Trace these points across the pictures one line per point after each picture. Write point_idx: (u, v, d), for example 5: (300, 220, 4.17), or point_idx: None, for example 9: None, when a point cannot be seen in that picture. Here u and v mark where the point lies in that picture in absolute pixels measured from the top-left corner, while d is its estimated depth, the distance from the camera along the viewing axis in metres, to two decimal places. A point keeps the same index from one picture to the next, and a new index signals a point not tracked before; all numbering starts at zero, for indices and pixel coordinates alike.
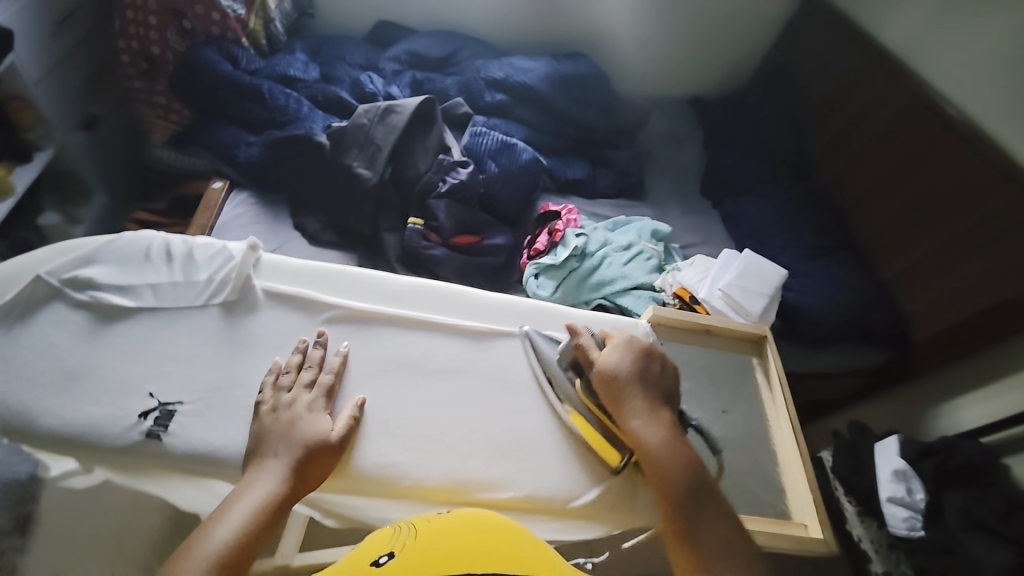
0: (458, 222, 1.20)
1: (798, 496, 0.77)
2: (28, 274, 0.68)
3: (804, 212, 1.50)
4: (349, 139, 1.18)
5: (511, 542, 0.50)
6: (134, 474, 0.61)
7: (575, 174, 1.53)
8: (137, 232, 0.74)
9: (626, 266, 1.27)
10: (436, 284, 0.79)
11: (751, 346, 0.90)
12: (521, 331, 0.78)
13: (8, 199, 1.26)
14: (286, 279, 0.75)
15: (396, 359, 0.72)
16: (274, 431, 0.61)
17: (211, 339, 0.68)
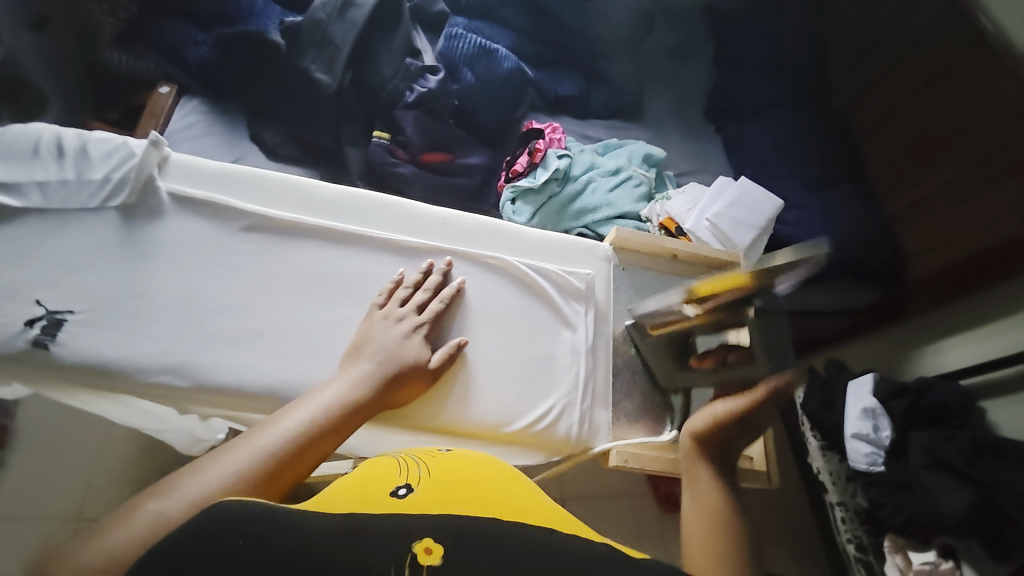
0: (427, 137, 1.09)
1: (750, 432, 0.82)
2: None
3: (813, 138, 1.37)
4: (305, 37, 1.05)
5: (506, 487, 0.52)
6: (51, 384, 0.60)
7: (566, 91, 1.39)
8: (25, 125, 0.66)
9: (612, 192, 1.19)
10: (371, 194, 0.74)
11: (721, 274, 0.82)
12: (456, 250, 0.75)
13: None
14: (194, 182, 0.68)
15: (334, 278, 0.69)
16: (376, 340, 0.64)
17: (105, 245, 0.63)
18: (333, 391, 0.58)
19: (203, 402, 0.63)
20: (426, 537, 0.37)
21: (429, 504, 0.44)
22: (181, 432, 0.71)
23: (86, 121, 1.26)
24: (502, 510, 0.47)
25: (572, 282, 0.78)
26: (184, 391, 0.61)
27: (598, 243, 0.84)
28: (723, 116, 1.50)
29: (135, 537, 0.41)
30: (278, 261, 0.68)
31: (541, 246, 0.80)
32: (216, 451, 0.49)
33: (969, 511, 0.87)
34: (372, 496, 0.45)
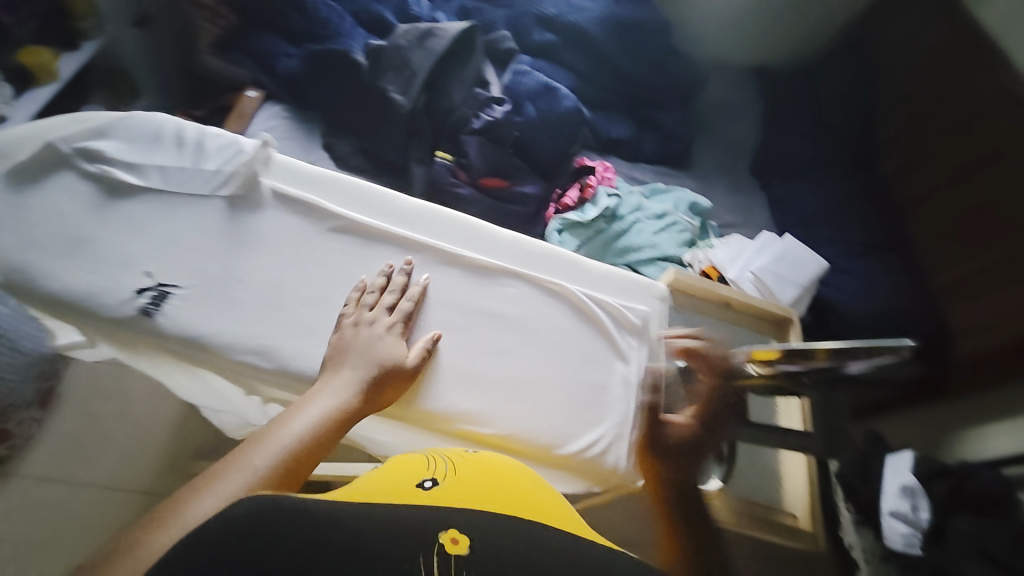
0: (489, 163, 1.15)
1: None
2: (35, 135, 0.68)
3: (859, 204, 1.38)
4: (386, 60, 1.13)
5: (531, 491, 0.59)
6: (141, 349, 0.64)
7: (618, 134, 1.45)
8: (153, 113, 0.73)
9: (656, 235, 1.23)
10: (446, 210, 0.77)
11: (774, 328, 0.82)
12: (523, 272, 0.76)
13: (53, 83, 1.28)
14: (292, 180, 0.73)
15: (410, 287, 0.71)
16: (356, 347, 0.65)
17: (210, 231, 0.68)
18: (319, 403, 0.59)
19: (272, 386, 0.66)
20: (450, 529, 0.47)
21: (451, 498, 0.52)
22: (234, 415, 0.72)
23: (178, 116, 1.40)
24: (524, 509, 0.54)
25: (627, 315, 0.78)
26: (255, 372, 0.65)
27: (653, 282, 0.81)
28: (768, 174, 1.53)
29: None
30: (354, 262, 0.72)
31: (596, 277, 0.80)
32: (194, 480, 0.48)
33: None
34: (400, 489, 0.53)
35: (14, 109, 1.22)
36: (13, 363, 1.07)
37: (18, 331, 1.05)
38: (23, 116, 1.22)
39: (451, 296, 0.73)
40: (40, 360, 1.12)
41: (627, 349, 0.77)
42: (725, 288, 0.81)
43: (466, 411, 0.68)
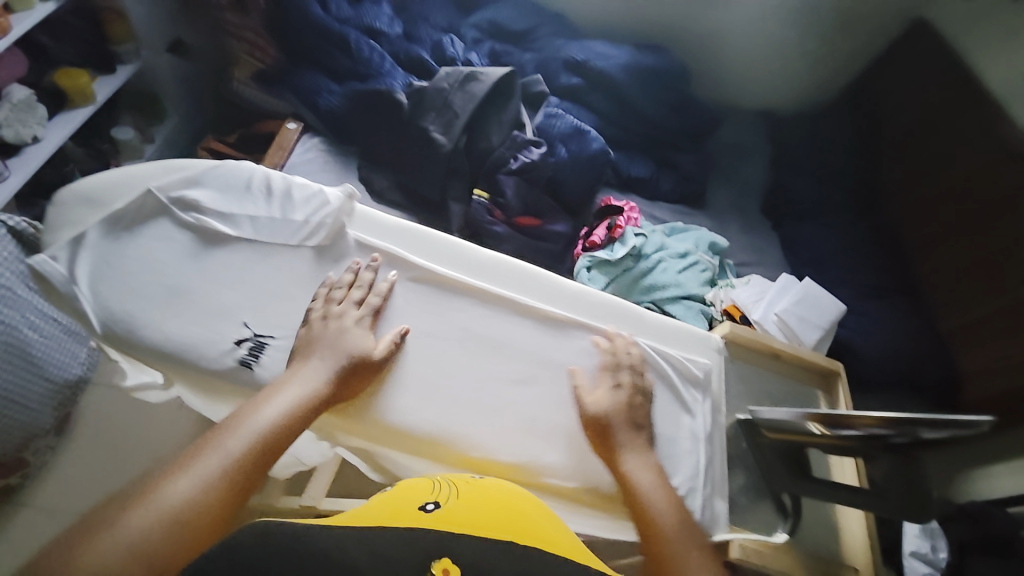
0: (523, 202, 1.19)
1: (851, 534, 0.80)
2: (133, 182, 0.70)
3: (868, 248, 1.44)
4: (428, 101, 1.18)
5: (532, 516, 0.57)
6: (227, 394, 0.66)
7: (638, 173, 1.49)
8: (240, 160, 0.74)
9: (681, 274, 1.25)
10: (516, 261, 0.75)
11: (819, 379, 0.86)
12: (591, 324, 0.74)
13: (88, 105, 1.29)
14: (379, 234, 0.73)
15: (490, 339, 0.71)
16: (323, 341, 0.65)
17: (301, 282, 0.70)
18: (282, 395, 0.61)
19: (349, 434, 0.66)
20: (443, 558, 0.45)
21: (453, 523, 0.50)
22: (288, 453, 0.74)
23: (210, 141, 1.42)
24: (512, 531, 0.51)
25: (692, 369, 0.74)
26: (337, 420, 0.65)
27: (710, 333, 0.78)
28: (779, 215, 1.57)
29: (112, 555, 0.50)
30: (422, 310, 0.71)
31: (659, 331, 0.76)
32: (177, 464, 0.57)
33: None
34: (401, 512, 0.51)
35: (48, 131, 1.23)
36: (34, 390, 0.97)
37: (50, 356, 0.97)
38: (56, 138, 1.23)
39: (516, 346, 0.71)
40: (62, 387, 1.03)
41: (694, 408, 0.73)
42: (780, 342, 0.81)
43: (533, 468, 0.67)
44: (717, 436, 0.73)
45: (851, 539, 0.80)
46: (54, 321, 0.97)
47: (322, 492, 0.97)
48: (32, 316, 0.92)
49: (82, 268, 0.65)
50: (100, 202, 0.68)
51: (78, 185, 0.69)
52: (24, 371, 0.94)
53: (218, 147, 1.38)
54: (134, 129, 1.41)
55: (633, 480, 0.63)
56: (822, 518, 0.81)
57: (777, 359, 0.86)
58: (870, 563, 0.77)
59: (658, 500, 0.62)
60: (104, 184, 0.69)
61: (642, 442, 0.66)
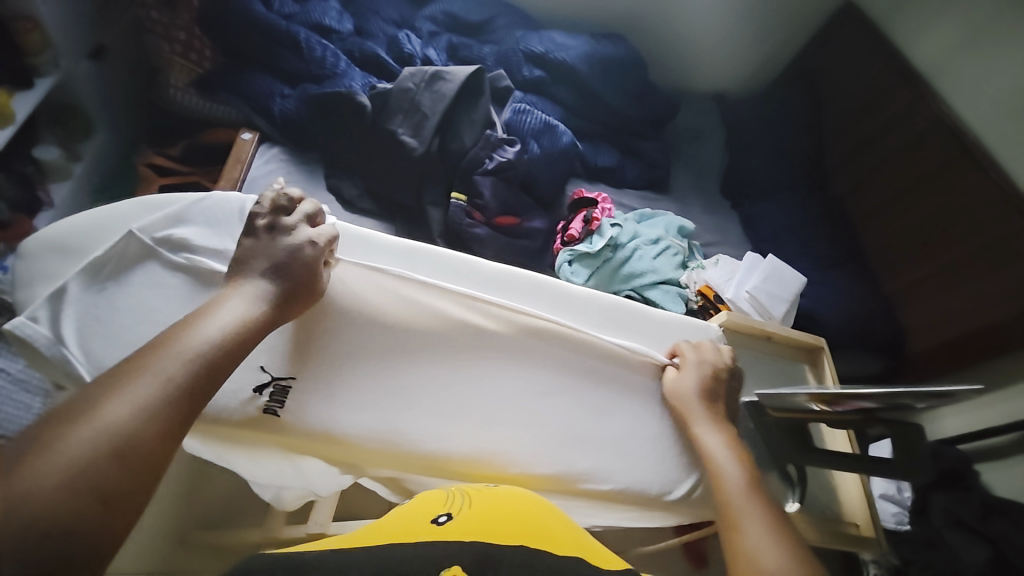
0: (501, 202, 1.18)
1: (850, 497, 0.86)
2: (113, 227, 0.65)
3: (817, 221, 1.55)
4: (394, 103, 1.14)
5: (547, 520, 0.51)
6: (238, 442, 0.60)
7: (605, 162, 1.50)
8: (224, 193, 0.71)
9: (656, 259, 1.27)
10: (525, 273, 0.75)
11: (806, 354, 0.92)
12: (607, 328, 0.75)
13: (8, 126, 1.14)
14: (381, 257, 0.71)
15: (508, 353, 0.70)
16: (267, 256, 0.60)
17: None
18: (226, 313, 0.55)
19: (379, 465, 0.64)
20: (452, 567, 0.39)
21: (463, 533, 0.45)
22: (299, 487, 0.66)
23: (149, 155, 1.30)
24: (523, 536, 0.46)
25: None
26: (362, 452, 0.63)
27: (709, 322, 0.82)
28: (737, 194, 1.62)
29: (54, 475, 0.39)
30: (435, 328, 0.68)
31: (665, 328, 0.78)
32: (106, 375, 0.46)
33: (988, 565, 0.99)
34: (410, 528, 0.47)
35: None
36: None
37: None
38: None
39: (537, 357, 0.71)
40: None
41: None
42: (773, 324, 0.86)
43: (568, 475, 0.67)
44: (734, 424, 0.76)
45: (849, 497, 0.86)
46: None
47: (329, 516, 0.91)
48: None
49: (66, 324, 0.58)
50: (79, 252, 0.62)
51: (45, 236, 0.63)
52: None
53: (159, 162, 1.27)
54: (57, 147, 1.27)
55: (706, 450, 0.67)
56: (822, 482, 0.87)
57: (768, 340, 0.90)
58: (869, 518, 0.84)
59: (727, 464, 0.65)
60: (78, 233, 0.64)
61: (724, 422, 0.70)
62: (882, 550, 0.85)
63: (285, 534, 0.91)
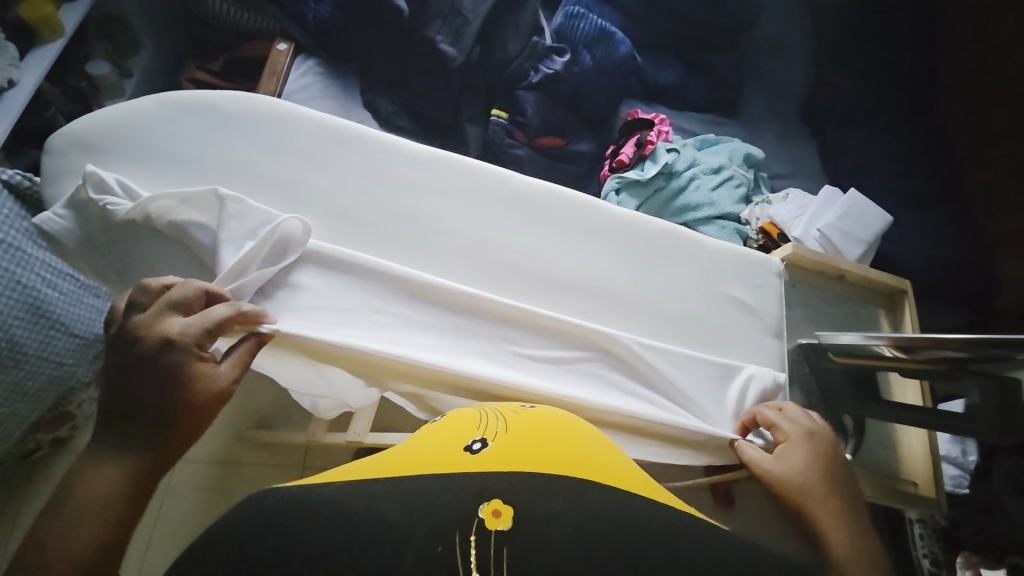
0: (546, 120, 1.08)
1: (912, 456, 0.79)
2: (136, 125, 0.63)
3: (917, 151, 1.31)
4: (433, 6, 1.04)
5: (589, 449, 0.47)
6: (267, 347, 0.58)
7: (666, 79, 1.33)
8: (244, 95, 0.66)
9: (714, 191, 1.15)
10: (562, 190, 0.68)
11: (884, 298, 0.82)
12: (646, 255, 0.68)
13: (59, 40, 1.15)
14: (406, 167, 0.66)
15: (529, 270, 0.65)
16: (131, 374, 0.47)
17: (326, 229, 0.62)
18: (105, 469, 0.45)
19: (402, 380, 0.59)
20: (494, 499, 0.37)
21: (497, 463, 0.41)
22: (331, 399, 0.64)
23: (192, 71, 1.30)
24: (562, 465, 0.43)
25: (753, 299, 0.69)
26: (386, 362, 0.58)
27: (770, 255, 0.72)
28: (820, 119, 1.41)
29: None
30: (416, 275, 0.60)
31: (719, 260, 0.70)
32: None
33: None
34: (443, 455, 0.43)
35: (21, 72, 1.09)
36: (64, 346, 0.94)
37: (73, 313, 0.94)
38: (32, 79, 1.10)
39: (567, 281, 0.65)
40: (95, 342, 1.01)
41: (763, 345, 0.68)
42: (848, 262, 0.75)
43: None
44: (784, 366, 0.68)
45: (911, 456, 0.79)
46: (71, 278, 0.94)
47: (366, 427, 0.95)
48: (45, 274, 0.88)
49: (81, 225, 0.58)
50: (103, 149, 0.62)
51: (71, 130, 0.63)
52: (47, 329, 0.91)
53: (202, 78, 1.26)
54: (108, 62, 1.29)
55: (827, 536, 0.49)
56: (882, 437, 0.80)
57: (842, 280, 0.81)
58: (931, 478, 0.76)
59: (847, 549, 0.47)
60: (102, 128, 0.63)
61: (846, 504, 0.52)
62: (943, 514, 0.77)
63: (326, 439, 0.97)
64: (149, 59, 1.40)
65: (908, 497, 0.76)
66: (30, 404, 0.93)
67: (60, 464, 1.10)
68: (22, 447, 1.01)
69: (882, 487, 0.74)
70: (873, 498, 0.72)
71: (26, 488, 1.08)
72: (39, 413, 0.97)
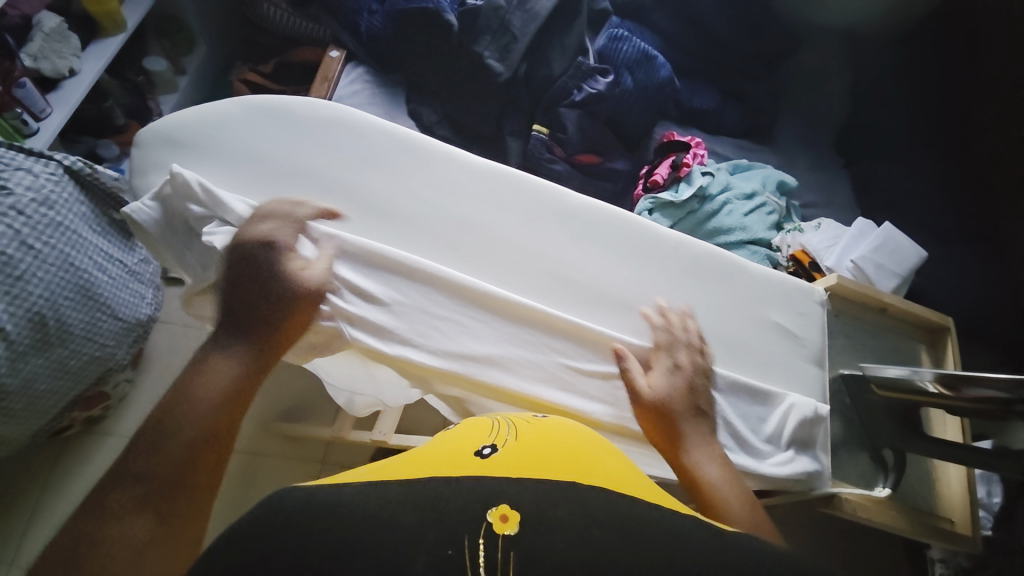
0: (585, 137, 1.11)
1: (951, 495, 0.77)
2: (216, 125, 0.67)
3: (952, 189, 1.30)
4: (484, 22, 1.08)
5: (597, 462, 0.47)
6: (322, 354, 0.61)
7: (702, 104, 1.35)
8: (317, 100, 0.69)
9: (746, 217, 1.15)
10: (613, 208, 0.69)
11: (924, 333, 0.81)
12: (690, 277, 0.68)
13: (120, 35, 1.19)
14: (463, 177, 0.68)
15: (578, 283, 0.66)
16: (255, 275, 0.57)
17: (385, 232, 0.64)
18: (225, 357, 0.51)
19: (448, 383, 0.60)
20: (501, 505, 0.37)
21: (508, 468, 0.42)
22: (370, 395, 0.68)
23: (244, 71, 1.36)
24: (571, 473, 0.43)
25: (795, 327, 0.69)
26: (434, 367, 0.59)
27: (814, 284, 0.72)
28: (854, 151, 1.41)
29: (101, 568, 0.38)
30: (469, 281, 0.62)
31: (764, 286, 0.70)
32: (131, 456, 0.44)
33: None
34: (455, 458, 0.45)
35: (84, 63, 1.14)
36: (107, 328, 0.98)
37: (118, 298, 0.99)
38: (93, 70, 1.14)
39: (614, 297, 0.66)
40: (135, 326, 1.06)
41: (806, 373, 0.67)
42: (892, 296, 0.75)
43: None
44: (824, 396, 0.67)
45: (949, 494, 0.77)
46: (119, 264, 0.98)
47: (392, 427, 0.97)
48: (98, 258, 0.93)
49: (168, 220, 0.63)
50: (186, 146, 0.65)
51: (158, 125, 0.67)
52: (94, 311, 0.94)
53: (253, 79, 1.32)
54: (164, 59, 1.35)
55: (699, 474, 0.51)
56: (920, 474, 0.78)
57: (881, 313, 0.80)
58: (968, 518, 0.75)
59: (706, 462, 0.52)
60: (185, 125, 0.66)
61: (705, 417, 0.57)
62: (975, 552, 0.77)
63: (352, 436, 0.99)
64: (202, 57, 1.46)
65: (945, 536, 0.74)
66: (69, 382, 0.96)
67: (91, 442, 1.13)
68: (58, 424, 1.03)
69: (922, 525, 0.73)
70: (909, 533, 0.71)
71: (55, 463, 1.11)
72: (77, 391, 1.00)
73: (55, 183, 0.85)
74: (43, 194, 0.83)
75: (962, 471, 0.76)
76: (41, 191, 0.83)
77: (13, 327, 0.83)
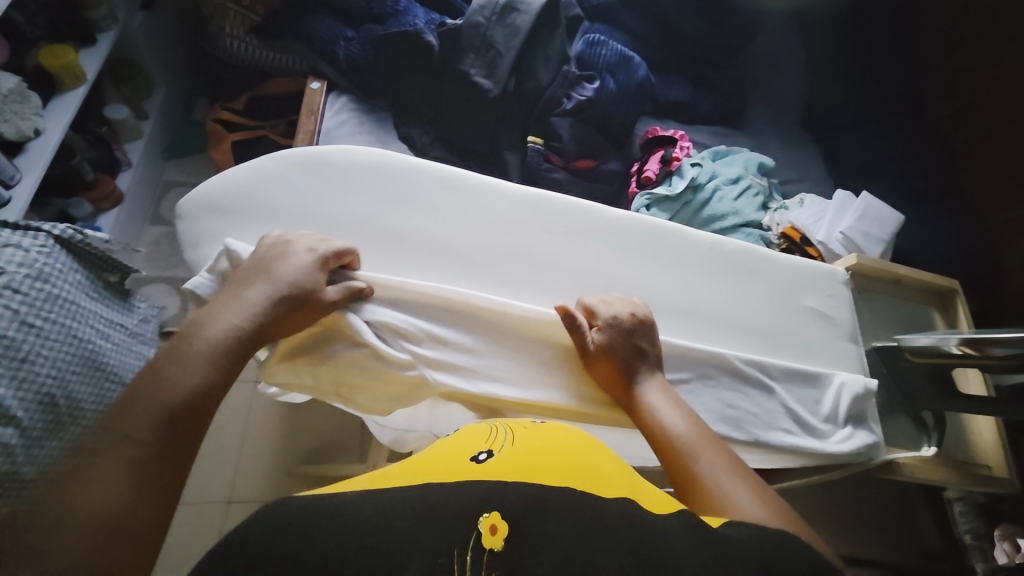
0: (580, 143, 1.13)
1: (984, 443, 0.84)
2: (257, 184, 0.65)
3: (913, 152, 1.39)
4: (465, 41, 1.08)
5: (594, 460, 0.48)
6: (406, 403, 0.61)
7: (677, 96, 1.39)
8: (350, 147, 0.68)
9: (737, 201, 1.20)
10: (650, 218, 0.72)
11: (933, 297, 0.88)
12: (728, 276, 0.71)
13: (81, 87, 1.13)
14: (505, 206, 0.69)
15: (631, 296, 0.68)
16: (277, 276, 0.56)
17: (446, 273, 0.65)
18: (214, 325, 0.51)
19: (527, 411, 0.62)
20: (491, 512, 0.38)
21: (507, 475, 0.43)
22: (425, 429, 0.67)
23: (216, 110, 1.31)
24: (570, 476, 0.44)
25: (830, 309, 0.73)
26: (513, 398, 0.60)
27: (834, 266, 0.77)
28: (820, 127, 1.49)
29: (84, 521, 0.37)
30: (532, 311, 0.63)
31: (794, 275, 0.74)
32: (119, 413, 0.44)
33: None
34: (452, 464, 0.45)
35: (47, 121, 1.07)
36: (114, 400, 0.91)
37: (126, 365, 0.92)
38: (58, 127, 1.07)
39: (666, 304, 0.68)
40: None
41: (845, 351, 0.72)
42: (906, 268, 0.82)
43: None
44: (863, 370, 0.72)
45: (982, 443, 0.84)
46: (120, 327, 0.92)
47: None
48: (99, 325, 0.87)
49: None
50: (225, 209, 0.64)
51: (196, 194, 0.65)
52: (104, 382, 0.87)
53: (228, 117, 1.28)
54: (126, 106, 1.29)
55: (653, 415, 0.53)
56: (956, 428, 0.85)
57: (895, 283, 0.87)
58: (1003, 460, 0.82)
59: (658, 401, 0.55)
60: (225, 190, 0.65)
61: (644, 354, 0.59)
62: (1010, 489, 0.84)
63: None
64: (163, 99, 1.40)
65: (990, 482, 0.81)
66: None
67: None
68: None
69: (968, 475, 0.79)
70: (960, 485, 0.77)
71: None
72: None
73: (47, 254, 0.81)
74: (36, 268, 0.79)
75: (992, 421, 0.84)
76: (34, 265, 0.79)
77: (23, 412, 0.76)
